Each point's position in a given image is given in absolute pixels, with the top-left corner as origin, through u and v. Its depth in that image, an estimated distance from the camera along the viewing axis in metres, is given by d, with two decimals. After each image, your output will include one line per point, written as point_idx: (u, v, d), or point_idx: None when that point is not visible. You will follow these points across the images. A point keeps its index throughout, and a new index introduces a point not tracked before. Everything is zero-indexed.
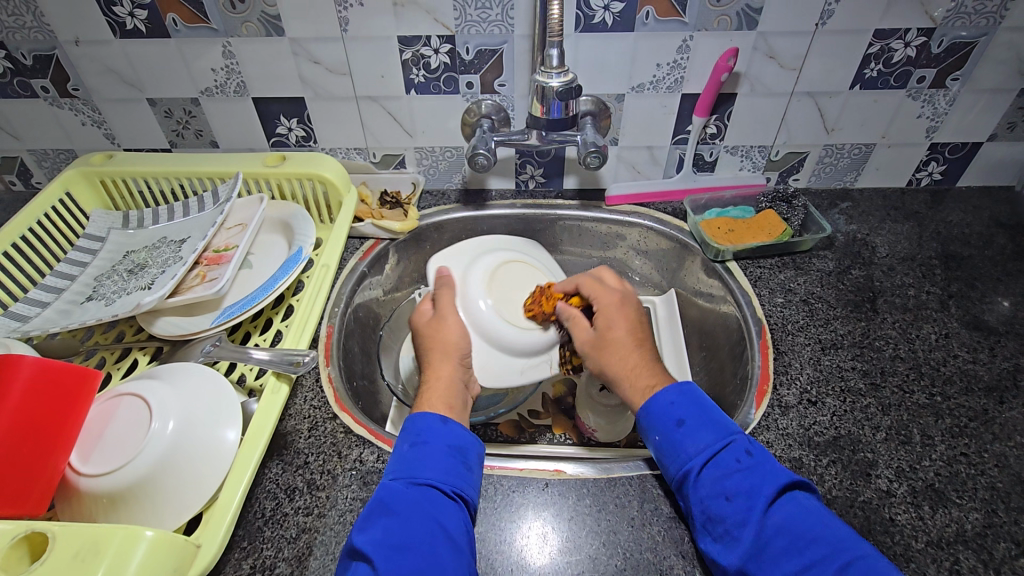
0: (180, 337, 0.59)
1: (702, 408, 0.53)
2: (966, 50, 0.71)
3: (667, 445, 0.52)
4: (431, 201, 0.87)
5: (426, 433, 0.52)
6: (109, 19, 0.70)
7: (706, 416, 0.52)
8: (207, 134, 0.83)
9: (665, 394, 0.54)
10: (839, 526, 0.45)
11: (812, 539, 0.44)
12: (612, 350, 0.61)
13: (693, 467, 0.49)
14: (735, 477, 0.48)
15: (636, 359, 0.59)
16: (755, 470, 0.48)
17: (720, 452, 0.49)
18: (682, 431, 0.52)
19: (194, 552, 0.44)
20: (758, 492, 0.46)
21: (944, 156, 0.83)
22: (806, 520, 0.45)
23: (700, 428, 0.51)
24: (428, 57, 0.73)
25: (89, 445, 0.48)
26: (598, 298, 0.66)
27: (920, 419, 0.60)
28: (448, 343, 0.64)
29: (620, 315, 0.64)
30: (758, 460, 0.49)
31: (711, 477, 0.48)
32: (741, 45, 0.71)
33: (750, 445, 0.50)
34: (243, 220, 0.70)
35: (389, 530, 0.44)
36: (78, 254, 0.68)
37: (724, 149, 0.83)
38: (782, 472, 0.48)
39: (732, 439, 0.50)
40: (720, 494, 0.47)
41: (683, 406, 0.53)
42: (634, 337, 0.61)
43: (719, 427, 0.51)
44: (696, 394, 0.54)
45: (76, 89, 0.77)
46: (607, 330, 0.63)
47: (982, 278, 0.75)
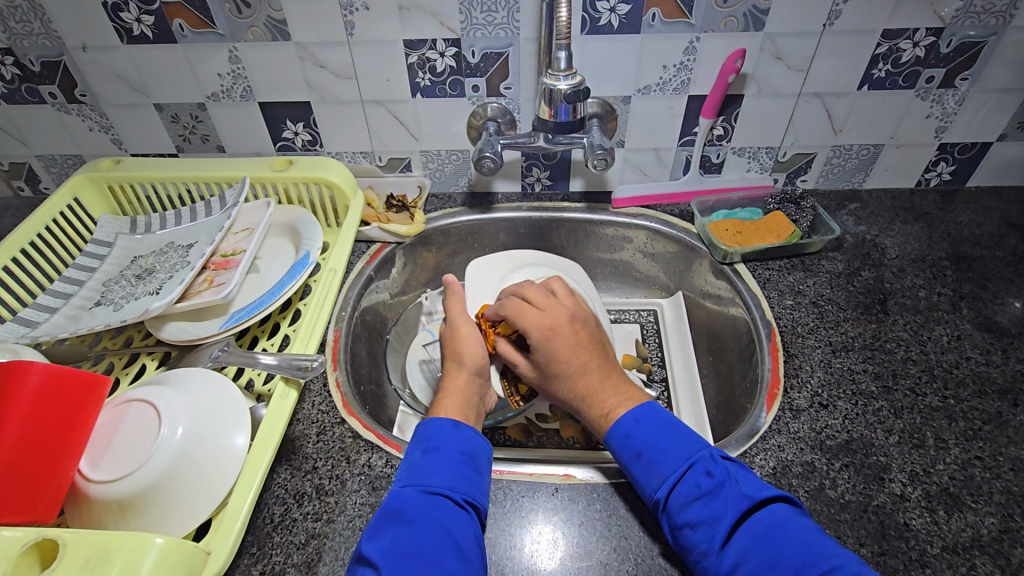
0: (188, 342, 0.60)
1: (657, 433, 0.52)
2: (975, 49, 0.70)
3: (634, 477, 0.52)
4: (436, 204, 0.87)
5: (437, 439, 0.52)
6: (116, 25, 0.70)
7: (670, 439, 0.52)
8: (214, 139, 0.83)
9: (626, 418, 0.54)
10: (813, 538, 0.43)
11: (773, 563, 0.42)
12: (563, 377, 0.60)
13: (659, 498, 0.49)
14: (697, 506, 0.47)
15: (593, 383, 0.59)
16: (717, 493, 0.47)
17: (680, 480, 0.49)
18: (641, 462, 0.51)
19: (204, 560, 0.44)
20: (720, 519, 0.45)
21: (953, 157, 0.83)
22: (771, 540, 0.44)
23: (661, 454, 0.51)
24: (433, 61, 0.73)
25: (98, 451, 0.48)
26: (530, 324, 0.63)
27: (934, 422, 0.59)
28: (461, 354, 0.64)
29: (559, 341, 0.61)
30: (721, 480, 0.48)
31: (677, 505, 0.48)
32: (748, 47, 0.71)
33: (711, 464, 0.49)
34: (251, 225, 0.70)
35: (399, 539, 0.44)
36: (86, 259, 0.68)
37: (732, 151, 0.83)
38: (753, 488, 0.47)
39: (693, 461, 0.50)
40: (684, 526, 0.47)
41: (645, 429, 0.53)
42: (585, 361, 0.60)
43: (680, 448, 0.51)
44: (654, 416, 0.54)
45: (83, 95, 0.77)
46: (550, 359, 0.60)
47: (993, 279, 0.74)
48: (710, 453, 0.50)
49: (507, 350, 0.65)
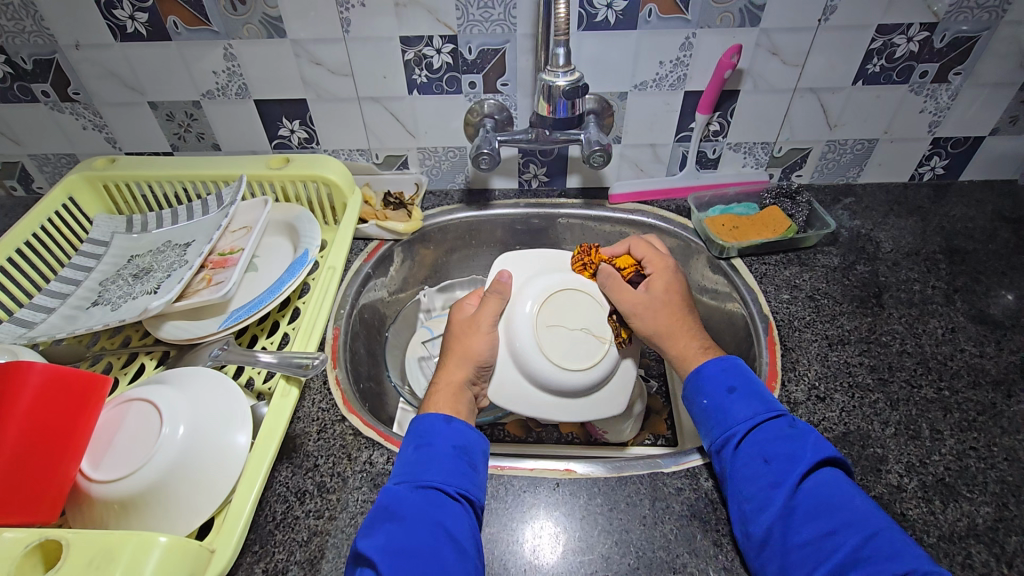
0: (187, 341, 0.59)
1: (749, 380, 0.55)
2: (968, 45, 0.71)
3: (715, 408, 0.54)
4: (434, 201, 0.87)
5: (429, 435, 0.52)
6: (110, 22, 0.69)
7: (756, 388, 0.55)
8: (209, 137, 0.82)
9: (719, 362, 0.57)
10: (875, 502, 0.47)
11: (841, 505, 0.46)
12: (653, 314, 0.62)
13: (737, 433, 0.52)
14: (777, 442, 0.50)
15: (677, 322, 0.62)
16: (799, 439, 0.50)
17: (767, 420, 0.52)
18: (733, 397, 0.54)
19: (208, 558, 0.44)
20: (800, 457, 0.49)
21: (946, 151, 0.84)
22: (842, 488, 0.47)
23: (748, 396, 0.54)
24: (430, 58, 0.72)
25: (99, 451, 0.47)
26: (650, 259, 0.67)
27: (929, 414, 0.60)
28: (465, 350, 0.61)
29: (673, 280, 0.65)
30: (801, 433, 0.51)
31: (755, 441, 0.51)
32: (744, 43, 0.71)
33: (796, 421, 0.53)
34: (248, 223, 0.69)
35: (393, 536, 0.44)
36: (82, 259, 0.68)
37: (728, 146, 0.83)
38: (824, 447, 0.50)
39: (778, 411, 0.53)
40: (759, 457, 0.50)
41: (736, 373, 0.56)
42: (684, 307, 0.64)
43: (771, 397, 0.54)
44: (744, 368, 0.57)
45: (76, 94, 0.77)
46: (656, 299, 0.63)
47: (986, 272, 0.75)
48: (793, 413, 0.54)
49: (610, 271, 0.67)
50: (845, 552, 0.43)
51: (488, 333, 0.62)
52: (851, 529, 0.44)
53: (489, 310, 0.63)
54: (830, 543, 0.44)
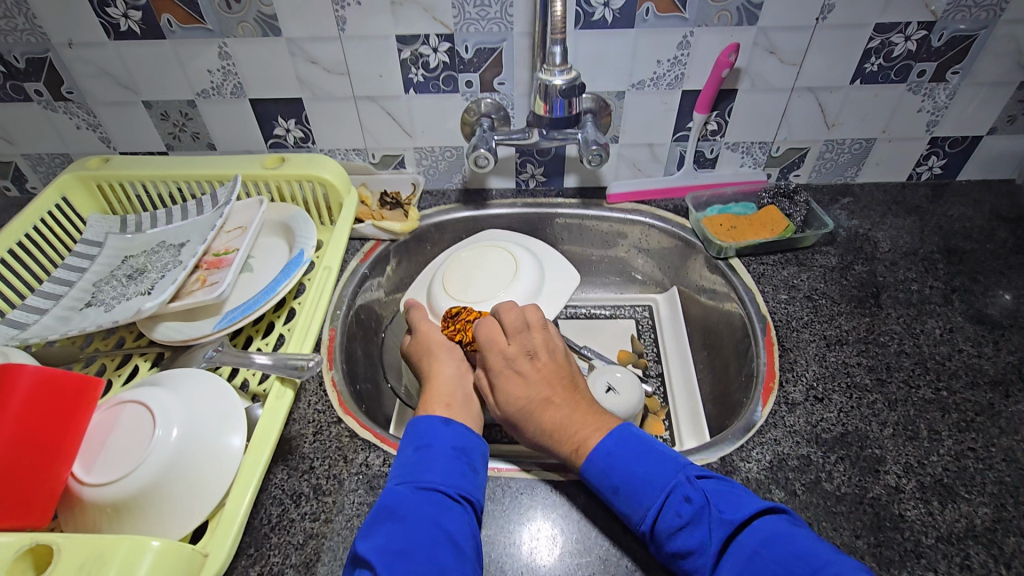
0: (181, 342, 0.59)
1: (630, 459, 0.50)
2: (966, 44, 0.71)
3: (617, 510, 0.50)
4: (431, 201, 0.86)
5: (430, 436, 0.52)
6: (103, 20, 0.69)
7: (643, 466, 0.49)
8: (204, 137, 0.82)
9: (600, 448, 0.52)
10: (805, 552, 0.42)
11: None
12: (526, 415, 0.56)
13: (644, 531, 0.47)
14: (680, 537, 0.45)
15: (548, 410, 0.56)
16: (698, 521, 0.45)
17: (661, 511, 0.47)
18: (619, 496, 0.49)
19: (201, 562, 0.44)
20: (706, 548, 0.44)
21: (944, 150, 0.83)
22: (759, 562, 0.42)
23: (634, 485, 0.49)
24: (426, 56, 0.72)
25: (91, 454, 0.47)
26: (491, 344, 0.61)
27: (927, 414, 0.59)
28: (427, 342, 0.64)
29: (522, 371, 0.58)
30: (700, 505, 0.46)
31: (663, 536, 0.46)
32: (742, 41, 0.71)
33: (689, 489, 0.47)
34: (243, 223, 0.69)
35: (391, 536, 0.43)
36: (76, 259, 0.67)
37: (725, 146, 0.83)
38: (726, 516, 0.45)
39: (668, 490, 0.47)
40: (677, 557, 0.45)
41: (620, 453, 0.51)
42: (545, 397, 0.57)
43: (655, 474, 0.49)
44: (627, 440, 0.52)
45: (70, 93, 0.76)
46: (512, 400, 0.57)
47: (984, 272, 0.75)
48: (687, 477, 0.48)
49: (474, 371, 0.62)
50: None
51: (434, 326, 0.67)
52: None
53: (420, 315, 0.68)
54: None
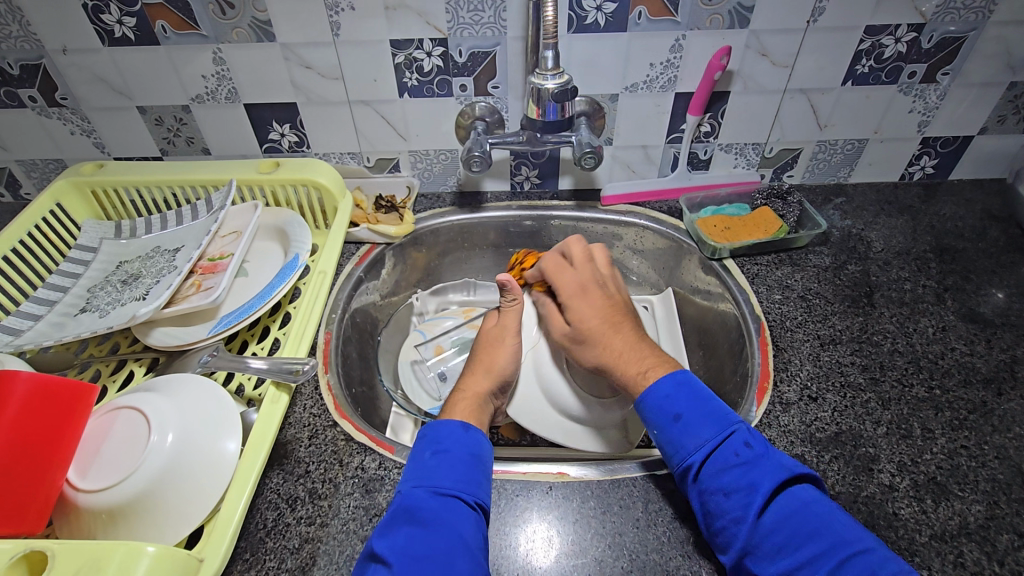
0: (176, 347, 0.59)
1: (696, 398, 0.54)
2: (956, 45, 0.71)
3: (668, 440, 0.53)
4: (425, 205, 0.87)
5: (447, 441, 0.52)
6: (97, 27, 0.69)
7: (708, 408, 0.53)
8: (199, 142, 0.82)
9: (662, 384, 0.56)
10: (840, 518, 0.46)
11: (809, 535, 0.45)
12: (591, 341, 0.63)
13: (693, 463, 0.51)
14: (733, 472, 0.49)
15: (606, 330, 0.63)
16: (754, 464, 0.49)
17: (720, 446, 0.50)
18: (679, 425, 0.53)
19: (197, 565, 0.44)
20: (757, 488, 0.47)
21: (936, 150, 0.84)
22: (804, 514, 0.46)
23: (698, 420, 0.52)
24: (420, 61, 0.72)
25: (88, 460, 0.47)
26: (562, 288, 0.68)
27: (921, 413, 0.60)
28: (504, 328, 0.67)
29: (587, 302, 0.66)
30: (759, 453, 0.50)
31: (712, 472, 0.49)
32: (734, 44, 0.71)
33: (749, 436, 0.51)
34: (238, 228, 0.69)
35: (411, 540, 0.44)
36: (71, 265, 0.67)
37: (719, 147, 0.83)
38: (782, 467, 0.49)
39: (731, 432, 0.51)
40: (718, 491, 0.48)
41: (680, 395, 0.54)
42: (609, 321, 0.64)
43: (720, 416, 0.53)
44: (691, 383, 0.56)
45: (64, 99, 0.76)
46: (582, 322, 0.65)
47: (977, 270, 0.75)
48: (746, 428, 0.52)
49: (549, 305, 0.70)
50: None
51: (511, 347, 0.65)
52: (820, 557, 0.43)
53: (513, 323, 0.67)
54: (801, 575, 0.43)
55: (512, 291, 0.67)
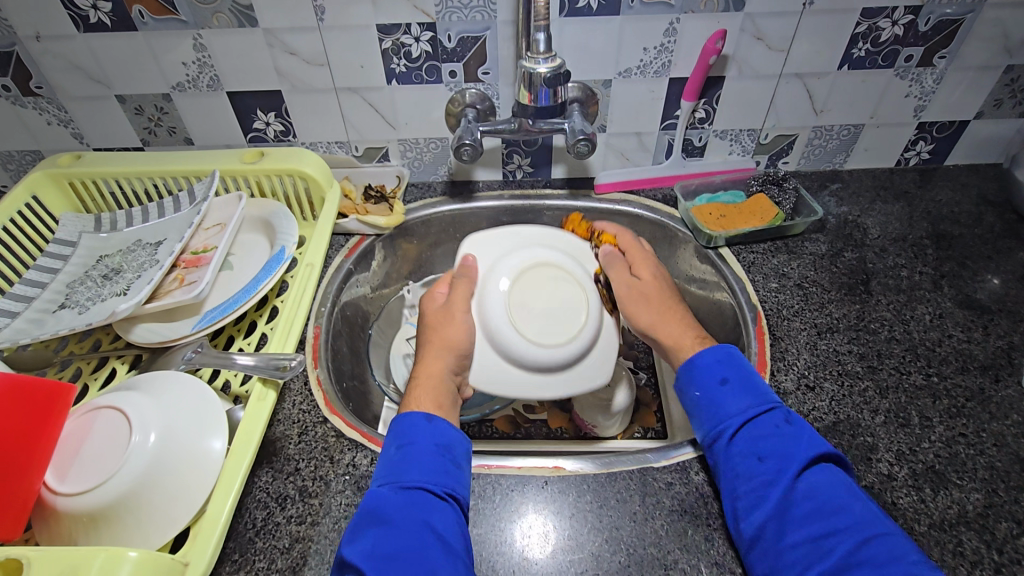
0: (159, 344, 0.57)
1: (742, 370, 0.54)
2: (953, 27, 0.70)
3: (709, 401, 0.53)
4: (416, 195, 0.85)
5: (410, 434, 0.50)
6: (71, 12, 0.66)
7: (751, 380, 0.53)
8: (181, 131, 0.79)
9: (710, 354, 0.56)
10: (866, 503, 0.46)
11: (834, 510, 0.45)
12: (644, 301, 0.63)
13: (729, 426, 0.51)
14: (770, 439, 0.49)
15: (659, 302, 0.63)
16: (793, 435, 0.49)
17: (762, 414, 0.51)
18: (726, 389, 0.53)
19: (182, 569, 0.42)
20: (794, 456, 0.48)
21: (932, 135, 0.83)
22: (832, 489, 0.46)
23: (742, 388, 0.53)
24: (408, 46, 0.70)
25: (65, 463, 0.45)
26: (632, 249, 0.68)
27: (918, 401, 0.59)
28: (450, 307, 0.61)
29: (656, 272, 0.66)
30: (797, 427, 0.50)
31: (749, 437, 0.50)
32: (729, 27, 0.70)
33: (789, 414, 0.52)
34: (222, 220, 0.67)
35: (378, 541, 0.43)
36: (49, 260, 0.65)
37: (714, 134, 0.82)
38: (816, 442, 0.49)
39: (772, 404, 0.52)
40: (751, 455, 0.49)
41: (728, 367, 0.54)
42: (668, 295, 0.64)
43: (762, 390, 0.53)
44: (735, 357, 0.56)
45: (39, 87, 0.73)
46: (646, 283, 0.64)
47: (973, 256, 0.75)
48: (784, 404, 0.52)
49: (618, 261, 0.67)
50: (841, 553, 0.42)
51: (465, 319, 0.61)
52: (847, 531, 0.43)
53: (461, 300, 0.62)
54: (824, 545, 0.43)
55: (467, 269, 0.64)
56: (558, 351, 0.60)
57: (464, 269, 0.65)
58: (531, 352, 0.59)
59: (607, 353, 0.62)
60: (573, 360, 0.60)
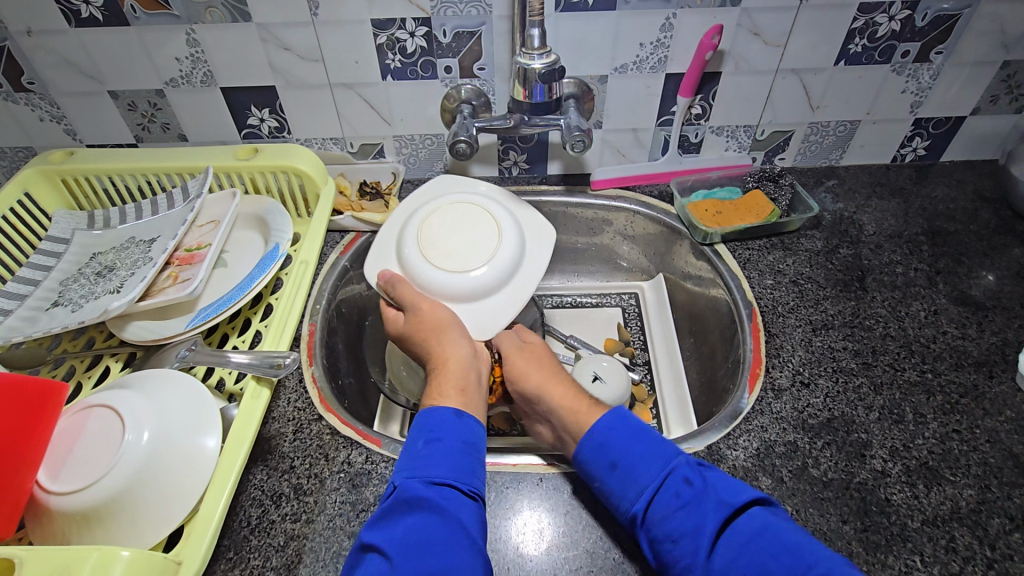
0: (153, 342, 0.57)
1: (634, 437, 0.50)
2: (950, 23, 0.70)
3: (611, 490, 0.49)
4: (412, 191, 0.85)
5: (441, 428, 0.50)
6: (62, 7, 0.65)
7: (645, 446, 0.49)
8: (175, 128, 0.79)
9: (601, 424, 0.52)
10: (800, 542, 0.41)
11: (762, 574, 0.40)
12: (537, 363, 0.61)
13: (637, 510, 0.47)
14: (675, 517, 0.45)
15: (546, 369, 0.60)
16: (697, 502, 0.45)
17: (659, 490, 0.47)
18: (617, 473, 0.49)
19: (175, 569, 0.42)
20: (702, 530, 0.43)
21: (928, 132, 0.83)
22: (752, 549, 0.42)
23: (637, 463, 0.48)
24: (403, 41, 0.70)
25: (58, 462, 0.45)
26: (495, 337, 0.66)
27: (912, 397, 0.59)
28: (413, 300, 0.60)
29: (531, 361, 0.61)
30: (700, 488, 0.46)
31: (656, 516, 0.45)
32: (725, 22, 0.69)
33: (690, 472, 0.47)
34: (216, 217, 0.67)
35: (411, 530, 0.42)
36: (42, 258, 0.64)
37: (710, 130, 0.82)
38: (724, 501, 0.45)
39: (672, 468, 0.47)
40: (665, 538, 0.44)
41: (620, 432, 0.51)
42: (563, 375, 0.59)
43: (655, 454, 0.49)
44: (628, 420, 0.52)
45: (31, 83, 0.73)
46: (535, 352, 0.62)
47: (968, 252, 0.75)
48: (684, 461, 0.48)
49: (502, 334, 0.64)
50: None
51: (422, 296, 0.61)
52: None
53: (410, 293, 0.61)
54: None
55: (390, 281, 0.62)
56: (473, 280, 0.62)
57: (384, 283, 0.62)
58: (446, 285, 0.62)
59: (523, 278, 0.64)
60: (487, 290, 0.63)
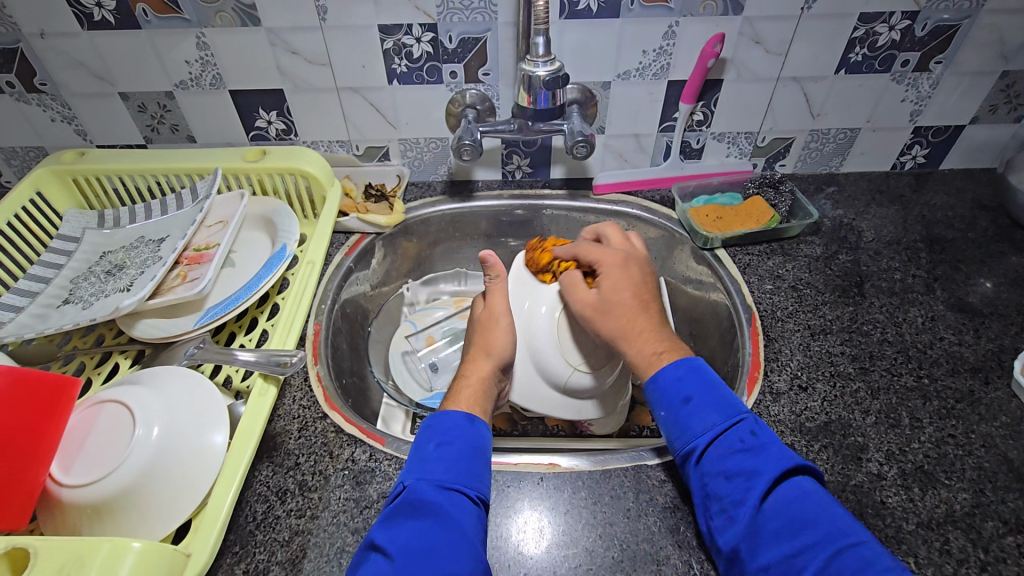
0: (162, 340, 0.58)
1: (709, 386, 0.52)
2: (949, 33, 0.71)
3: (674, 422, 0.52)
4: (416, 193, 0.86)
5: (452, 433, 0.51)
6: (75, 9, 0.67)
7: (717, 395, 0.52)
8: (184, 129, 0.80)
9: (673, 368, 0.54)
10: (839, 511, 0.44)
11: (806, 524, 0.43)
12: (608, 314, 0.58)
13: (697, 446, 0.49)
14: (737, 458, 0.47)
15: (628, 315, 0.58)
16: (758, 452, 0.48)
17: (725, 432, 0.49)
18: (688, 408, 0.51)
19: (183, 561, 0.43)
20: (757, 475, 0.46)
21: (927, 140, 0.84)
22: (803, 503, 0.45)
23: (707, 406, 0.51)
24: (409, 47, 0.71)
25: (70, 455, 0.46)
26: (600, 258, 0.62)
27: (909, 402, 0.60)
28: (491, 312, 0.64)
29: (626, 275, 0.61)
30: (764, 442, 0.48)
31: (717, 454, 0.48)
32: (728, 31, 0.70)
33: (755, 426, 0.50)
34: (223, 218, 0.68)
35: (415, 534, 0.43)
36: (52, 256, 0.65)
37: (711, 136, 0.83)
38: (785, 456, 0.47)
39: (739, 419, 0.50)
40: (719, 474, 0.47)
41: (692, 379, 0.53)
42: (642, 302, 0.59)
43: (729, 403, 0.51)
44: (703, 370, 0.54)
45: (43, 84, 0.74)
46: (613, 294, 0.59)
47: (966, 260, 0.76)
48: (754, 417, 0.51)
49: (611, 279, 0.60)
50: (812, 572, 0.41)
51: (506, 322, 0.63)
52: (815, 547, 0.42)
53: (500, 300, 0.64)
54: (797, 563, 0.42)
55: (495, 268, 0.65)
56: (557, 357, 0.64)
57: (490, 267, 0.65)
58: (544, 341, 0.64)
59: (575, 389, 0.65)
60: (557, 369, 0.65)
